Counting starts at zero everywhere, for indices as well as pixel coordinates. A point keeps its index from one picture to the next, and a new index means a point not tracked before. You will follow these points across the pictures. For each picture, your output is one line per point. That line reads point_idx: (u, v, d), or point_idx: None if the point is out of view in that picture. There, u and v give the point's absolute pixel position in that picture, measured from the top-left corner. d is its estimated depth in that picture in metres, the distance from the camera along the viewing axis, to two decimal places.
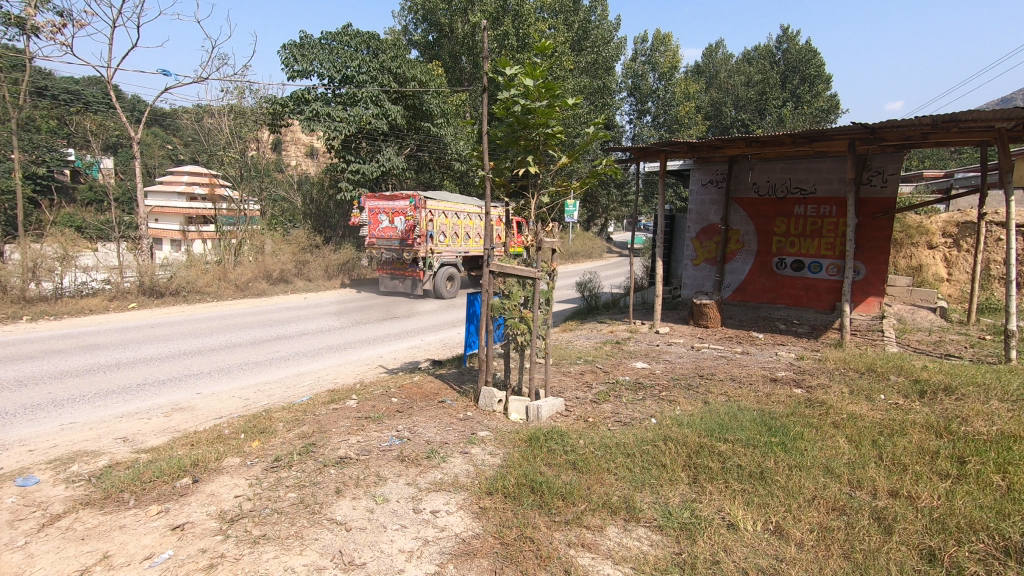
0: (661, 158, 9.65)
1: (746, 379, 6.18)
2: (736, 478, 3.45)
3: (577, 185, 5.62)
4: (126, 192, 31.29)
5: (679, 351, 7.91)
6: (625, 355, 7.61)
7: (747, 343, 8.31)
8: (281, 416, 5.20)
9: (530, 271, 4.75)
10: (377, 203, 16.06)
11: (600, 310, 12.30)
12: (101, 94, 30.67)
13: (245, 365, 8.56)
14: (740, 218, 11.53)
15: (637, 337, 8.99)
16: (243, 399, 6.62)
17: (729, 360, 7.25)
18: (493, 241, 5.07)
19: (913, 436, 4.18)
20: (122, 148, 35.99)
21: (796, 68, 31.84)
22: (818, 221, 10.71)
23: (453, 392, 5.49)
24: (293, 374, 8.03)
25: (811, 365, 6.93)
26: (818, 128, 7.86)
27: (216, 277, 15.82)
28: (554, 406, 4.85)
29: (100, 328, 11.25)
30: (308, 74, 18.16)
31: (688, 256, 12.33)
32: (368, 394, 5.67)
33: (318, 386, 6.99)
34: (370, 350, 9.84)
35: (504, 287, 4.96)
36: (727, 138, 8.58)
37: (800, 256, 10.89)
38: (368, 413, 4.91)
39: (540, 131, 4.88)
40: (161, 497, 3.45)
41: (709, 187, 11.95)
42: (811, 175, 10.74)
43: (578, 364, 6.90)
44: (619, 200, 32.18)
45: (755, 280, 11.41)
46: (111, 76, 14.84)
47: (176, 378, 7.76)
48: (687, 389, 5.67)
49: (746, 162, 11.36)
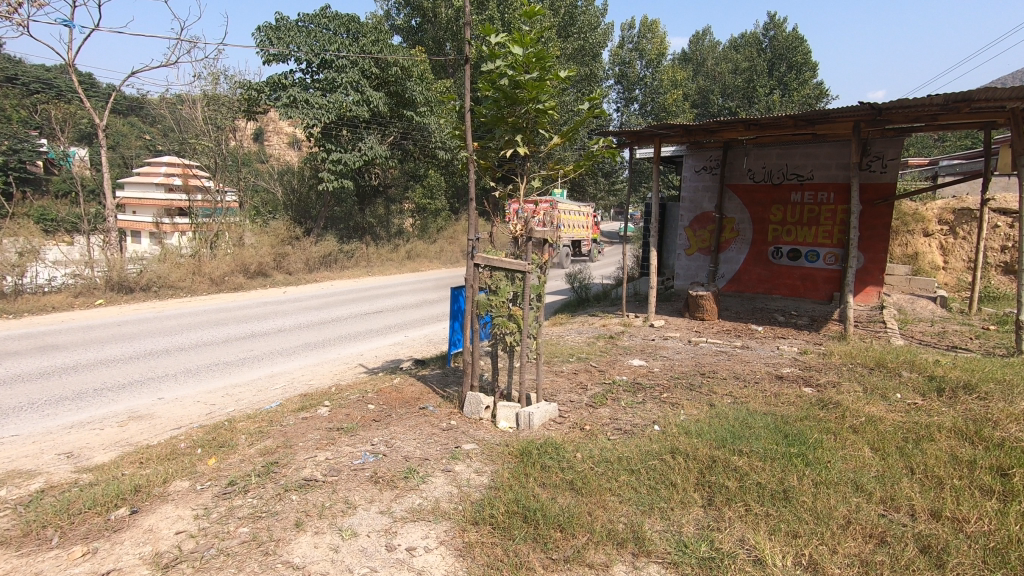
0: (655, 142, 9.20)
1: (751, 377, 5.77)
2: (757, 499, 3.03)
3: (570, 169, 5.13)
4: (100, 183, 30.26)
5: (676, 346, 7.52)
6: (620, 352, 7.20)
7: (746, 337, 7.93)
8: (243, 428, 4.68)
9: (519, 264, 4.28)
10: None
11: (590, 302, 11.88)
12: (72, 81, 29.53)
13: (217, 366, 8.05)
14: (735, 206, 11.13)
15: (631, 331, 8.58)
16: (209, 404, 6.14)
17: (729, 355, 6.85)
18: (478, 231, 4.58)
19: (943, 443, 3.80)
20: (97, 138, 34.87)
21: (784, 55, 31.54)
22: (816, 209, 10.34)
23: (435, 397, 5.01)
24: (265, 376, 7.51)
25: (816, 360, 6.55)
26: (820, 110, 7.43)
27: (190, 271, 15.12)
28: (547, 413, 4.40)
29: (61, 327, 10.56)
30: (285, 58, 17.23)
31: (680, 245, 11.91)
32: (342, 401, 5.17)
33: (291, 389, 6.49)
34: (351, 347, 9.36)
35: (491, 282, 4.48)
36: (725, 121, 8.11)
37: (796, 245, 10.54)
38: (340, 423, 4.42)
39: (529, 107, 4.38)
40: (89, 535, 2.94)
41: (702, 174, 11.52)
42: (807, 160, 10.37)
43: (570, 362, 6.46)
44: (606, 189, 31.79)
45: (751, 269, 11.04)
46: (72, 58, 13.97)
47: (140, 381, 7.23)
48: (689, 390, 5.25)
49: (742, 148, 10.95)
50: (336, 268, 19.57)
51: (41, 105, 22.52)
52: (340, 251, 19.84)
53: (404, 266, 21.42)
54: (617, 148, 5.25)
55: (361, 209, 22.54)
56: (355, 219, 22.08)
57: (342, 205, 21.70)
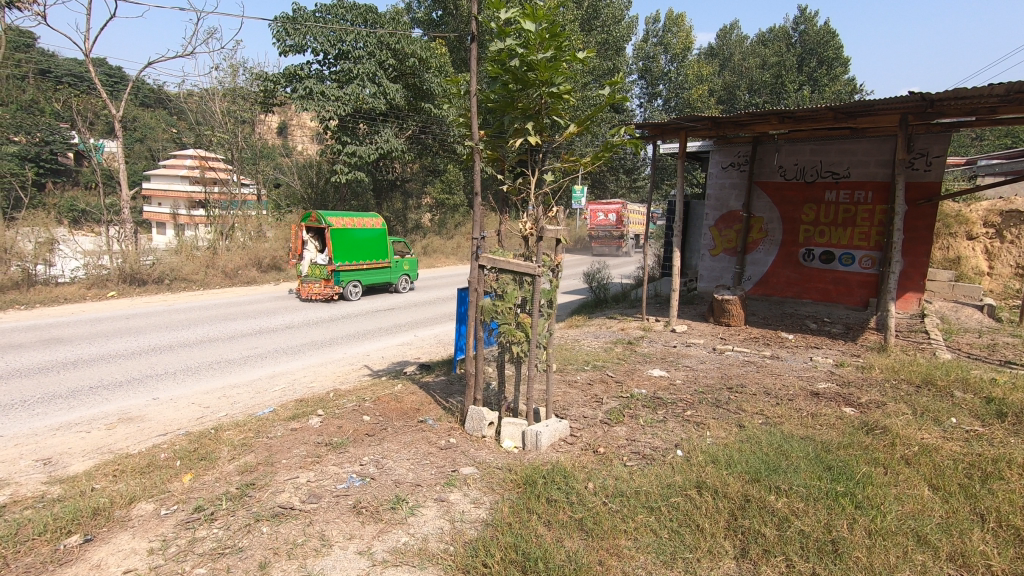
0: (680, 136, 8.65)
1: (784, 393, 5.26)
2: (801, 552, 2.58)
3: (588, 161, 4.67)
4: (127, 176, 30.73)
5: (700, 354, 7.02)
6: (640, 359, 6.72)
7: (775, 346, 7.38)
8: (228, 438, 4.33)
9: (528, 266, 3.85)
10: (595, 205, 25.31)
11: (609, 303, 11.39)
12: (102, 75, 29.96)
13: (219, 364, 7.78)
14: (764, 204, 10.53)
15: (651, 336, 8.09)
16: (202, 406, 5.86)
17: (759, 367, 6.32)
18: (483, 228, 4.15)
19: (1017, 485, 3.27)
20: None
21: (814, 50, 30.45)
22: (851, 208, 9.70)
23: (436, 409, 4.61)
24: (266, 376, 7.21)
25: (855, 374, 6.00)
26: (863, 101, 6.83)
27: (204, 264, 15.00)
28: (557, 431, 3.98)
29: (70, 319, 10.43)
30: (301, 49, 17.09)
31: (705, 246, 11.33)
32: (337, 410, 4.79)
33: (290, 392, 6.16)
34: (358, 346, 9.04)
35: (497, 286, 4.05)
36: (757, 113, 7.51)
37: (830, 247, 9.91)
38: (330, 437, 4.04)
39: (542, 90, 3.92)
40: (31, 569, 2.60)
41: (729, 171, 10.92)
42: (844, 157, 9.71)
43: (585, 370, 6.00)
44: (628, 186, 31.06)
45: (779, 272, 10.44)
46: (89, 48, 13.92)
47: (137, 379, 6.97)
48: (715, 407, 4.77)
49: (772, 143, 10.35)
50: None
51: (63, 96, 22.69)
52: None
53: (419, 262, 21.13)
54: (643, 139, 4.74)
55: (378, 203, 22.29)
56: (371, 214, 21.83)
57: (358, 198, 21.47)
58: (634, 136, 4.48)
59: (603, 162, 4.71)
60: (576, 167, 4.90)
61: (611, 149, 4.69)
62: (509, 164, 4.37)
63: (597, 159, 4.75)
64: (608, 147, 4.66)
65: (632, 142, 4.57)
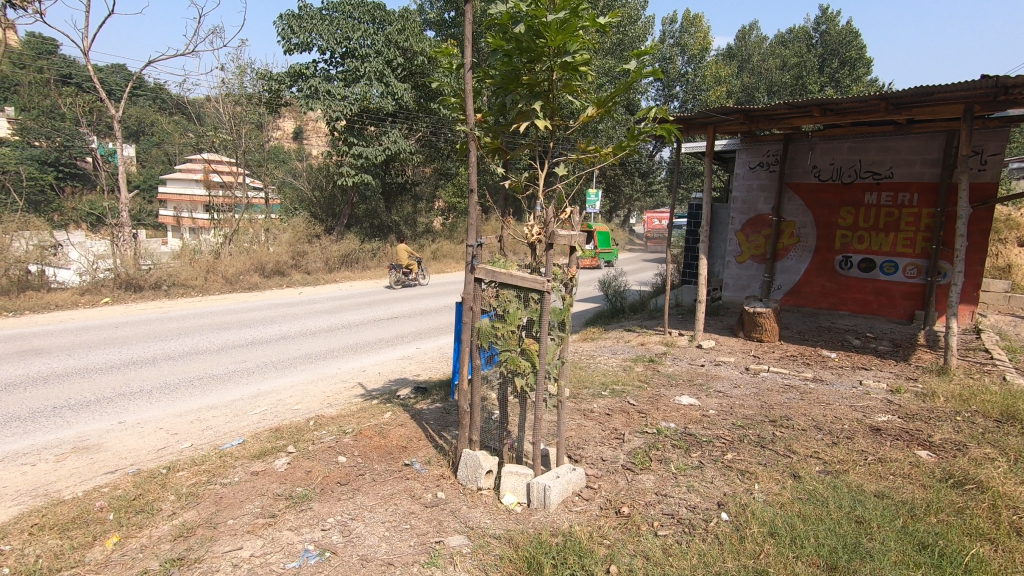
0: (707, 132, 7.84)
1: (838, 429, 4.47)
2: None
3: (609, 151, 3.93)
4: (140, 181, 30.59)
5: (733, 376, 6.23)
6: (665, 381, 5.94)
7: (817, 367, 6.54)
8: (176, 483, 3.63)
9: (535, 280, 3.10)
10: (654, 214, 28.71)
11: (626, 313, 10.60)
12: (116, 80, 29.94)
13: (201, 380, 7.13)
14: (796, 208, 9.68)
15: (675, 353, 7.30)
16: (169, 432, 5.22)
17: (804, 393, 5.50)
18: (481, 234, 3.40)
19: None
20: (144, 137, 35.81)
21: (836, 51, 29.57)
22: (894, 212, 8.82)
23: (426, 449, 3.89)
24: (248, 396, 6.53)
25: (917, 404, 5.18)
26: (921, 89, 6.00)
27: (204, 269, 14.46)
28: (569, 484, 3.24)
29: (57, 327, 9.89)
30: (307, 47, 16.56)
31: (730, 252, 10.48)
32: (311, 446, 4.08)
33: (269, 417, 5.48)
34: (354, 360, 8.36)
35: (497, 304, 3.29)
36: (796, 104, 6.66)
37: (869, 255, 9.03)
38: (294, 487, 3.34)
39: (552, 63, 3.15)
40: None
41: (757, 171, 10.09)
42: (886, 156, 8.84)
43: (602, 396, 5.22)
44: (643, 190, 30.20)
45: (813, 281, 9.57)
46: (89, 46, 13.51)
47: (108, 398, 6.33)
48: (760, 448, 3.99)
49: (805, 141, 9.51)
50: (357, 268, 18.75)
51: (68, 98, 22.34)
52: (361, 249, 18.96)
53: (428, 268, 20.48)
54: (675, 126, 3.93)
55: (387, 207, 21.66)
56: (379, 218, 21.20)
57: (367, 202, 20.90)
58: (665, 123, 3.68)
59: (625, 154, 3.93)
60: (593, 158, 4.11)
61: (635, 140, 3.88)
62: (511, 155, 3.59)
63: (618, 150, 3.96)
64: (633, 137, 3.85)
65: (661, 131, 3.78)
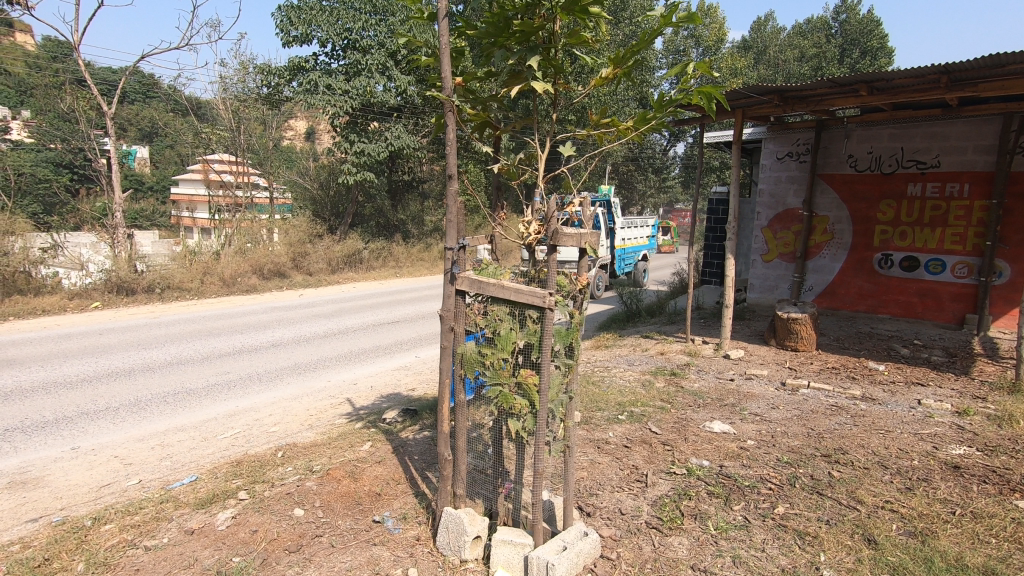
0: (737, 116, 6.99)
1: (908, 467, 3.68)
2: None
3: (632, 123, 3.19)
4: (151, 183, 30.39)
5: (768, 393, 5.43)
6: (691, 400, 5.18)
7: (865, 382, 5.70)
8: (94, 543, 2.96)
9: (532, 294, 2.37)
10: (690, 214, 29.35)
11: (641, 317, 9.77)
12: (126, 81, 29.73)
13: (175, 396, 6.48)
14: (830, 201, 8.81)
15: (699, 365, 6.51)
16: (123, 463, 4.58)
17: (856, 416, 4.69)
18: (465, 234, 2.65)
19: None
20: (157, 137, 35.85)
21: (857, 40, 28.52)
22: (941, 205, 7.93)
23: (406, 497, 3.19)
24: (222, 416, 5.85)
25: (997, 432, 4.34)
26: (995, 61, 5.12)
27: (201, 270, 13.87)
28: (579, 557, 2.54)
29: (38, 334, 9.33)
30: (306, 40, 15.98)
31: (756, 250, 9.63)
32: (269, 491, 3.39)
33: (237, 446, 4.78)
34: (347, 371, 7.66)
35: (485, 325, 2.55)
36: (841, 81, 5.80)
37: (913, 252, 8.15)
38: (230, 557, 2.66)
39: (555, 4, 2.41)
40: None
41: (786, 163, 9.23)
42: (932, 142, 7.95)
43: (619, 422, 4.44)
44: (657, 186, 29.30)
45: (849, 281, 8.70)
46: (78, 40, 12.98)
47: (67, 419, 5.70)
48: (818, 498, 3.22)
49: (841, 127, 8.64)
50: (361, 268, 18.10)
51: (64, 97, 21.84)
52: (365, 249, 18.33)
53: (436, 267, 19.80)
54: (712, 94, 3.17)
55: (394, 205, 21.00)
56: (384, 216, 20.55)
57: (372, 200, 20.27)
58: (699, 88, 2.92)
59: (647, 130, 3.18)
60: (608, 134, 3.37)
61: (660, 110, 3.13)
62: (502, 131, 2.86)
63: (640, 123, 3.20)
64: (657, 107, 3.10)
65: (693, 101, 3.02)
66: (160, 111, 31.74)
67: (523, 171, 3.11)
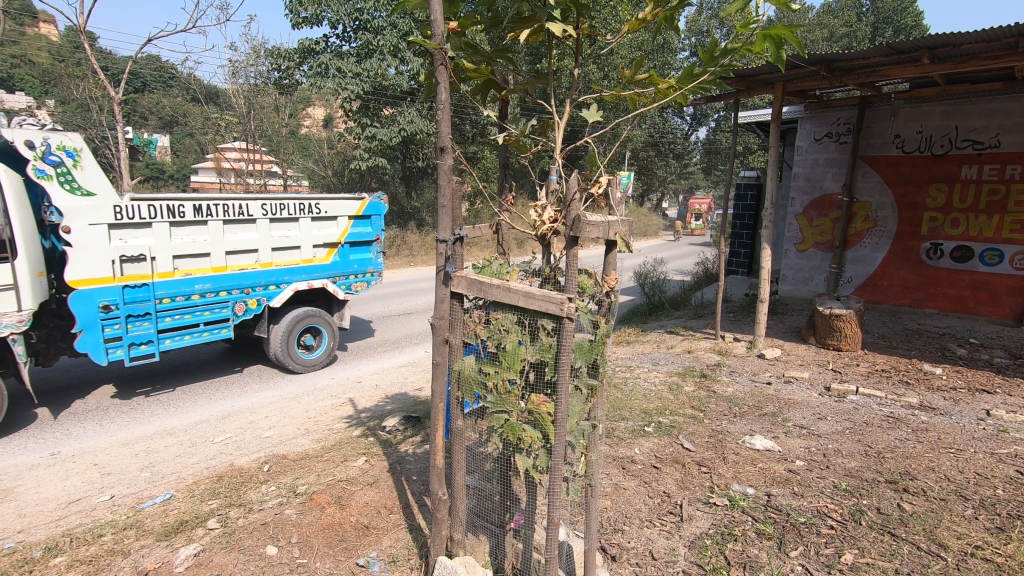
0: (776, 90, 6.32)
1: (994, 499, 3.09)
2: None
3: (678, 81, 2.59)
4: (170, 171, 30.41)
5: (811, 400, 4.86)
6: (725, 408, 4.64)
7: (921, 389, 5.09)
8: None
9: (547, 300, 1.85)
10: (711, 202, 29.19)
11: (664, 311, 9.14)
12: (147, 69, 29.71)
13: (168, 395, 6.10)
14: (872, 185, 8.09)
15: (732, 365, 5.95)
16: (100, 473, 4.19)
17: (918, 431, 4.10)
18: (462, 227, 2.12)
19: None
20: (177, 125, 35.97)
21: (891, 19, 27.19)
22: (1000, 189, 7.18)
23: (400, 532, 2.74)
24: (213, 418, 5.44)
25: None
26: None
27: None
28: None
29: None
30: (317, 21, 15.44)
31: (789, 239, 8.94)
32: (243, 520, 2.97)
33: (220, 457, 4.35)
34: (352, 367, 7.21)
35: (489, 339, 2.04)
36: (901, 47, 5.10)
37: (965, 241, 7.42)
38: None
39: None
40: None
41: (824, 144, 8.50)
42: (992, 120, 7.17)
43: (646, 435, 3.92)
44: (679, 171, 28.45)
45: (893, 272, 7.99)
46: (84, 23, 12.68)
47: (51, 419, 5.34)
48: (893, 543, 2.67)
49: (887, 105, 7.88)
50: None
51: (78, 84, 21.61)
52: None
53: None
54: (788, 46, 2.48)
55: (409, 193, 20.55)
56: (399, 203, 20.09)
57: (386, 187, 19.83)
58: (763, 32, 2.27)
59: (694, 89, 2.58)
60: (645, 95, 2.79)
61: (711, 64, 2.51)
62: (509, 91, 2.36)
63: (685, 81, 2.61)
64: (708, 59, 2.49)
65: (756, 51, 2.37)
66: (179, 98, 31.68)
67: (536, 142, 2.64)
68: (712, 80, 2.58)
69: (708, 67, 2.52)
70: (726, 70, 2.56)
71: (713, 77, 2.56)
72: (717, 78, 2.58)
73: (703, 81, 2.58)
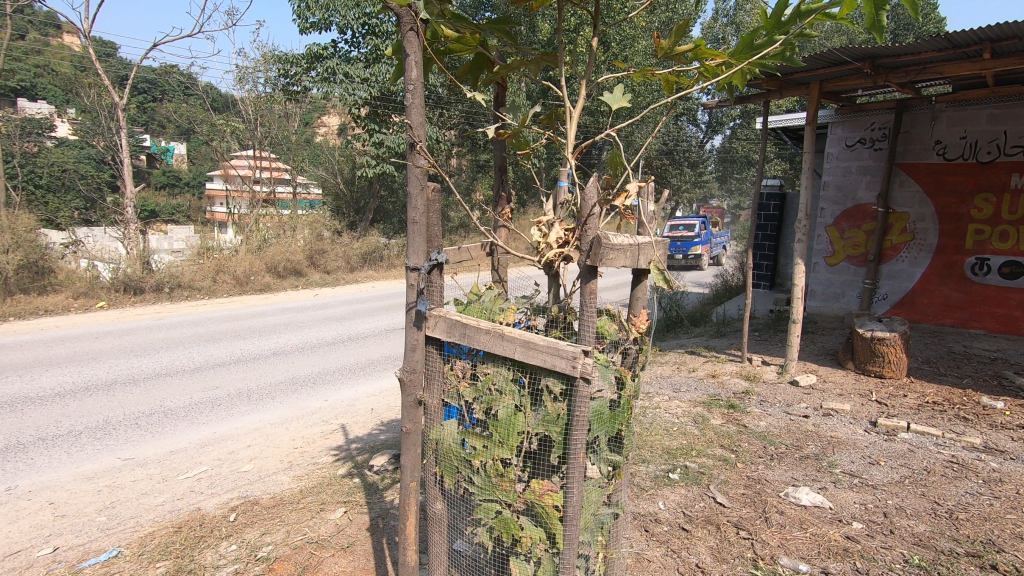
0: (811, 90, 5.76)
1: None
2: None
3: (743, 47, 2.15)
4: (185, 180, 30.43)
5: (858, 440, 4.25)
6: (758, 448, 4.06)
7: (983, 425, 4.48)
8: None
9: (554, 350, 1.42)
10: None
11: (682, 327, 8.58)
12: (165, 80, 29.98)
13: (148, 419, 5.65)
14: (910, 196, 7.47)
15: (761, 393, 5.39)
16: (52, 515, 3.72)
17: (990, 482, 3.50)
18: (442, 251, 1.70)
19: None
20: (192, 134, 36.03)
21: (910, 26, 26.41)
22: None
23: None
24: (190, 448, 4.94)
25: None
26: None
27: (214, 268, 13.16)
28: None
29: (29, 338, 8.70)
30: (324, 26, 15.16)
31: (819, 252, 8.34)
32: None
33: (184, 499, 3.84)
34: (348, 388, 6.72)
35: (482, 404, 1.67)
36: (959, 40, 4.54)
37: (1016, 256, 6.77)
38: None
39: None
40: None
41: (857, 150, 7.90)
42: None
43: (671, 484, 3.37)
44: (694, 181, 27.87)
45: (934, 289, 7.35)
46: (89, 27, 12.47)
47: (17, 447, 4.92)
48: None
49: (927, 109, 7.28)
50: (382, 266, 17.21)
51: (90, 91, 21.55)
52: (386, 246, 17.49)
53: None
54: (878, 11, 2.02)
55: None
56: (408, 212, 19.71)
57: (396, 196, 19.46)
58: None
59: (754, 63, 2.18)
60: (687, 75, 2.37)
61: (777, 31, 2.12)
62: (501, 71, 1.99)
63: (743, 54, 2.21)
64: (774, 26, 2.09)
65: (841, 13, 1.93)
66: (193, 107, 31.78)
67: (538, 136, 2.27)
68: (777, 54, 2.18)
69: (772, 35, 2.12)
70: (794, 41, 2.15)
71: (779, 49, 2.15)
72: (783, 51, 2.17)
73: (767, 54, 2.17)
